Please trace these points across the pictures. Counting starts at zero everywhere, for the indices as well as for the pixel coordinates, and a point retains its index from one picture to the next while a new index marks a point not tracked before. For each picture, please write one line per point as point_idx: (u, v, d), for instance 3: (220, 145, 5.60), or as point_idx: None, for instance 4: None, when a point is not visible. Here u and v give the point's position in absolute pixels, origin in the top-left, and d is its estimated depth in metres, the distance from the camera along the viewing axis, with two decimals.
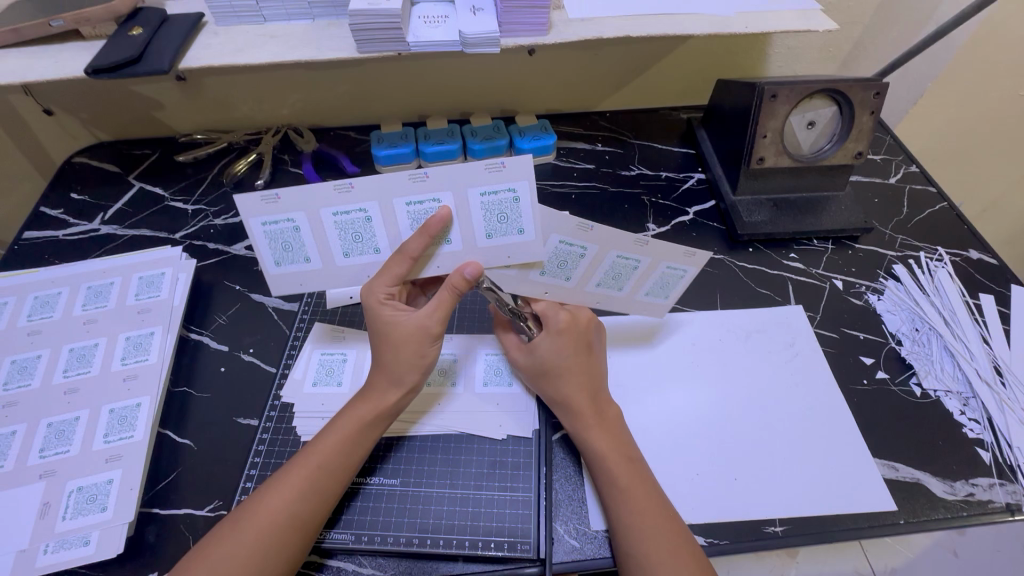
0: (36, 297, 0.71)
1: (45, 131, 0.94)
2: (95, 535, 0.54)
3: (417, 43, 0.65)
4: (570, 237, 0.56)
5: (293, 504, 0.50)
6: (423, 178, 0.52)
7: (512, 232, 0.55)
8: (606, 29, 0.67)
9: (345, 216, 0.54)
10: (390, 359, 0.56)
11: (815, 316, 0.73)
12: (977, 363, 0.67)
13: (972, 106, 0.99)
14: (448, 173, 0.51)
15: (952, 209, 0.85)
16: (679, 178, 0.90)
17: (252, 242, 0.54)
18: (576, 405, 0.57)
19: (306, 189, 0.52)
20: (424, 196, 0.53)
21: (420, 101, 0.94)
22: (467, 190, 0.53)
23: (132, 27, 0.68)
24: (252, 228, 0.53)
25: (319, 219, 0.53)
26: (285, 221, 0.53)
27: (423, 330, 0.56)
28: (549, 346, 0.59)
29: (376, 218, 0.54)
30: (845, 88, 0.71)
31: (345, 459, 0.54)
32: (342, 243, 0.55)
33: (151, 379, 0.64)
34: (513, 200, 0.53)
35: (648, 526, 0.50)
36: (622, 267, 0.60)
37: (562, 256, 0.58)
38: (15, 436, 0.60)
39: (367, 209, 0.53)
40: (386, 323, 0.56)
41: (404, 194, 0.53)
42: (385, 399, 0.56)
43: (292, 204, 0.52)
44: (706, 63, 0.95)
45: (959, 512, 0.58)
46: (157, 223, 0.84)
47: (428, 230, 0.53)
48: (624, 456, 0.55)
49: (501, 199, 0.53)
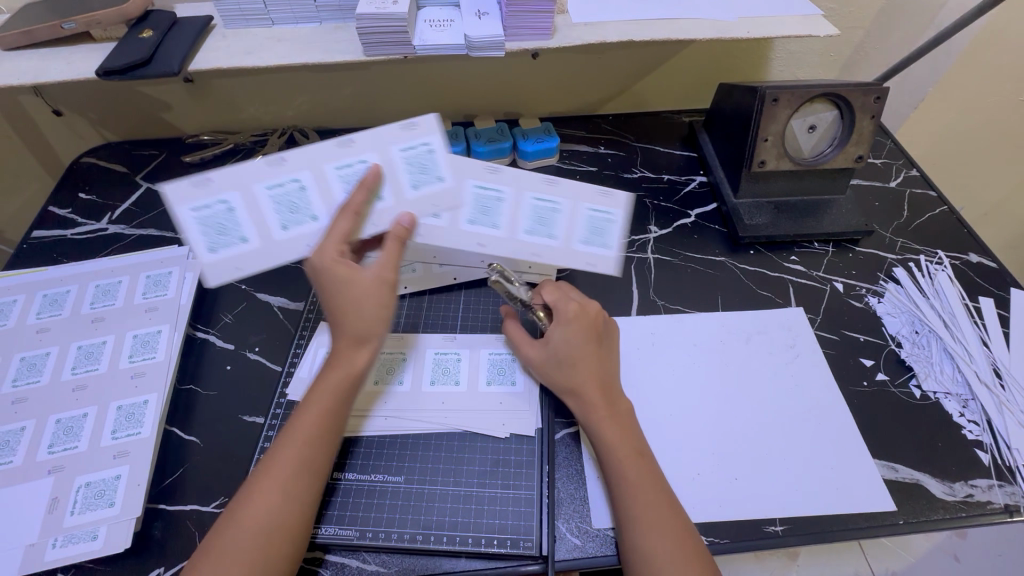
0: (45, 295, 0.72)
1: (54, 131, 0.95)
2: (103, 529, 0.54)
3: (423, 46, 0.66)
4: (484, 181, 0.61)
5: (284, 488, 0.50)
6: (347, 143, 0.58)
7: (432, 180, 0.59)
8: (610, 33, 0.68)
9: (278, 188, 0.57)
10: (348, 319, 0.54)
11: (816, 319, 0.74)
12: (977, 365, 0.68)
13: (973, 111, 1.00)
14: (367, 135, 0.59)
15: (953, 213, 0.85)
16: (681, 181, 0.90)
17: (182, 230, 0.54)
18: (585, 396, 0.58)
19: (235, 169, 0.56)
20: (352, 158, 0.58)
21: (425, 103, 0.95)
22: (387, 148, 0.59)
23: (143, 30, 0.69)
24: (181, 216, 0.54)
25: (251, 194, 0.56)
26: (216, 203, 0.55)
27: (376, 279, 0.55)
28: (560, 336, 0.60)
29: (309, 184, 0.57)
30: (845, 92, 0.72)
31: (327, 434, 0.54)
32: (279, 215, 0.56)
33: (159, 376, 0.65)
34: (428, 151, 0.59)
35: (654, 522, 0.51)
36: (543, 211, 0.62)
37: (482, 202, 0.61)
38: (24, 432, 0.60)
39: (298, 177, 0.57)
40: (342, 279, 0.53)
41: (331, 159, 0.58)
42: (355, 366, 0.56)
43: (220, 185, 0.55)
44: (708, 67, 0.96)
45: (958, 512, 0.58)
46: (164, 223, 0.85)
47: (365, 182, 0.56)
48: (633, 451, 0.55)
49: (417, 151, 0.59)
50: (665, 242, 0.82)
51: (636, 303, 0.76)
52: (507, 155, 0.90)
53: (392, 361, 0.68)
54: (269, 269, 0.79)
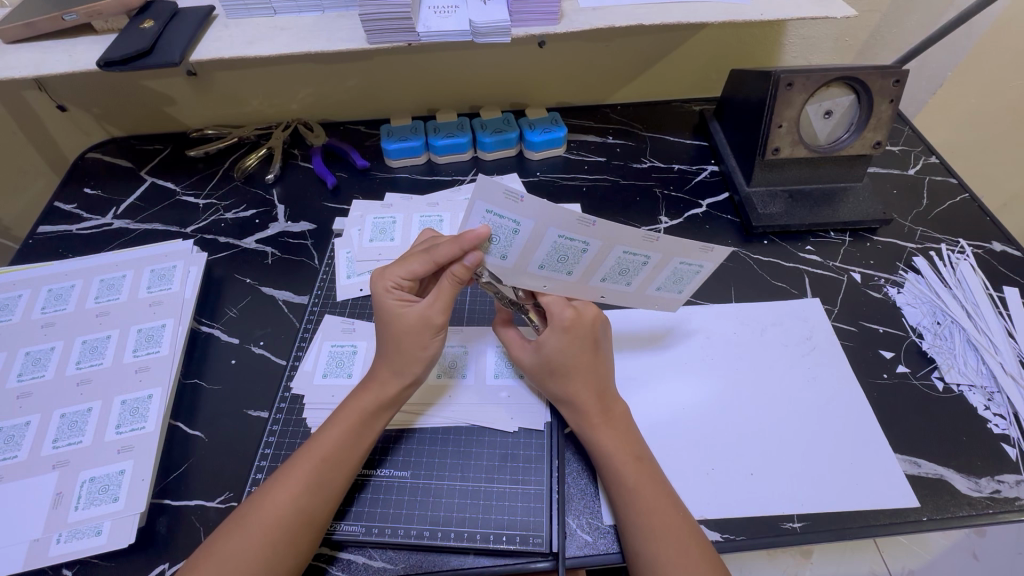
0: (50, 289, 0.72)
1: (59, 127, 0.95)
2: (107, 525, 0.54)
3: (427, 33, 0.65)
4: (692, 258, 0.57)
5: (300, 499, 0.49)
6: (651, 239, 0.55)
7: (622, 283, 0.60)
8: (618, 17, 0.66)
9: (567, 240, 0.54)
10: (395, 350, 0.56)
11: (832, 310, 0.72)
12: (1003, 357, 0.65)
13: (994, 95, 0.96)
14: (672, 243, 0.56)
15: (975, 201, 0.82)
16: (692, 170, 0.88)
17: (466, 221, 0.52)
18: (581, 404, 0.56)
19: (552, 207, 0.50)
20: (641, 251, 0.56)
21: (429, 94, 0.94)
22: (674, 258, 0.57)
23: (143, 20, 0.68)
24: (475, 210, 0.51)
25: (542, 233, 0.52)
26: (510, 220, 0.51)
27: (425, 321, 0.55)
28: (551, 344, 0.57)
29: (591, 252, 0.55)
30: (863, 75, 0.70)
31: (349, 454, 0.53)
32: (545, 257, 0.55)
33: (163, 371, 0.64)
34: (696, 273, 0.59)
35: (657, 524, 0.49)
36: (683, 273, 0.59)
37: (679, 275, 0.59)
38: (28, 427, 0.60)
39: (589, 243, 0.54)
40: (392, 312, 0.56)
41: (626, 244, 0.55)
42: (388, 389, 0.55)
43: (527, 211, 0.51)
44: (719, 53, 0.93)
45: (984, 509, 0.56)
46: (168, 217, 0.84)
47: (461, 241, 0.52)
48: (630, 455, 0.53)
49: (690, 271, 0.59)
50: (675, 233, 0.80)
51: None
52: (513, 146, 0.88)
53: (453, 355, 0.66)
54: (274, 263, 0.78)
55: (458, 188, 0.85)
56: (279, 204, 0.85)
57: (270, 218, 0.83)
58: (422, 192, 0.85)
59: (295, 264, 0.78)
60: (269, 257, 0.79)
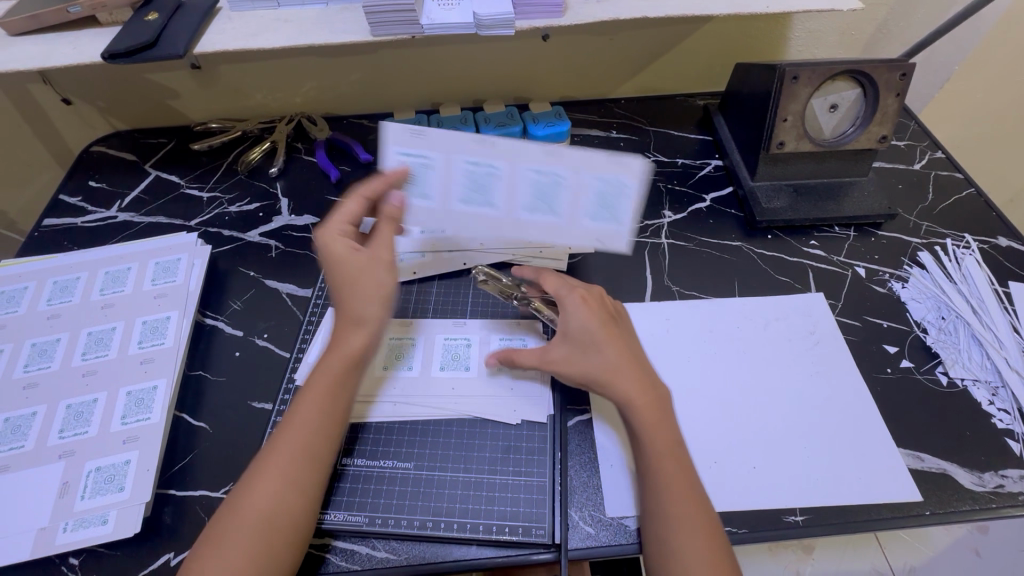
0: (56, 281, 0.72)
1: (64, 120, 0.95)
2: (112, 514, 0.54)
3: (431, 25, 0.64)
4: (606, 173, 0.58)
5: (284, 478, 0.49)
6: (554, 153, 0.58)
7: (549, 213, 0.61)
8: (622, 10, 0.66)
9: (475, 166, 0.59)
10: (347, 294, 0.57)
11: (836, 304, 0.72)
12: (1007, 353, 0.65)
13: (1001, 90, 0.96)
14: (575, 151, 0.57)
15: (981, 196, 0.82)
16: (696, 165, 0.88)
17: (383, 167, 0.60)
18: (623, 387, 0.55)
19: (453, 135, 0.58)
20: (548, 168, 0.58)
21: (433, 88, 0.94)
22: (586, 173, 0.58)
23: (147, 12, 0.68)
24: (389, 153, 0.60)
25: (451, 162, 0.60)
26: (421, 157, 0.59)
27: (373, 258, 0.59)
28: (575, 317, 0.58)
29: (500, 176, 0.59)
30: (869, 68, 0.69)
31: (326, 422, 0.53)
32: (462, 189, 0.60)
33: (167, 362, 0.64)
34: (620, 192, 0.59)
35: (687, 519, 0.49)
36: (607, 193, 0.59)
37: (605, 197, 0.59)
38: (35, 417, 0.60)
39: (496, 166, 0.59)
40: (338, 255, 0.58)
41: (533, 162, 0.58)
42: (354, 347, 0.56)
43: (433, 144, 0.59)
44: (724, 47, 0.93)
45: (988, 503, 0.56)
46: (173, 211, 0.84)
47: (388, 178, 0.60)
48: (671, 448, 0.53)
49: (609, 188, 0.59)
50: (678, 227, 0.80)
51: (649, 289, 0.74)
52: (517, 139, 0.88)
53: (456, 347, 0.66)
54: (277, 256, 0.78)
55: None
56: (283, 197, 0.85)
57: (274, 211, 0.83)
58: None
59: (299, 257, 0.78)
60: (273, 250, 0.79)
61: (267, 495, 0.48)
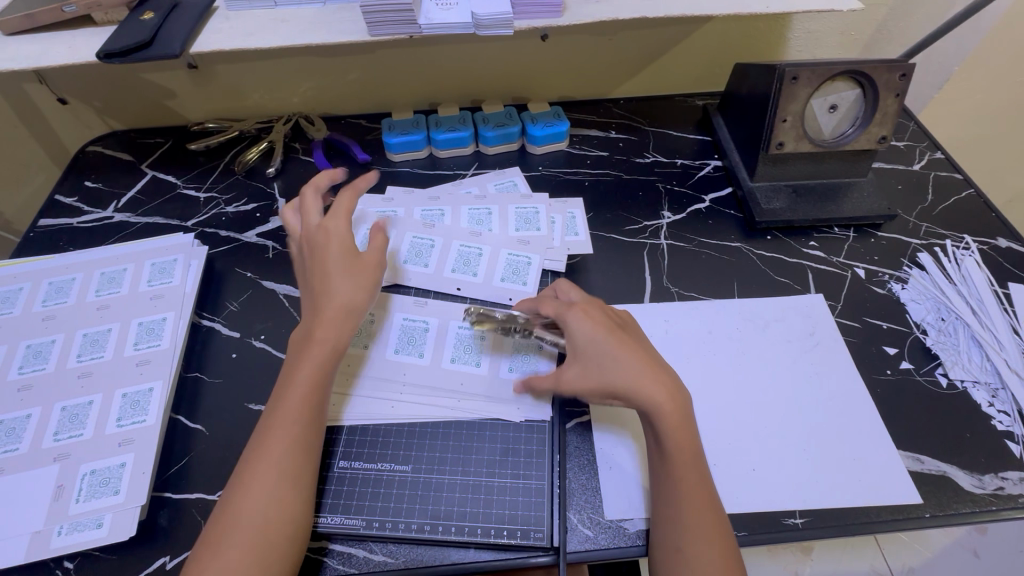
0: (51, 282, 0.72)
1: (60, 119, 0.94)
2: (107, 517, 0.54)
3: (428, 25, 0.64)
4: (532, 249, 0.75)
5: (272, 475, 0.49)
6: (526, 243, 0.75)
7: (519, 283, 0.71)
8: (622, 10, 0.65)
9: (467, 248, 0.74)
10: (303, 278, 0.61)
11: (836, 305, 0.71)
12: (1007, 354, 0.65)
13: (1000, 90, 0.96)
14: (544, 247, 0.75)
15: (980, 197, 0.82)
16: (695, 165, 0.88)
17: (398, 244, 0.74)
18: (648, 397, 0.52)
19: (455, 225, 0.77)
20: (523, 253, 0.74)
21: (431, 88, 0.93)
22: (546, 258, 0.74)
23: (143, 12, 0.67)
24: (405, 237, 0.75)
25: (449, 245, 0.75)
26: (428, 240, 0.75)
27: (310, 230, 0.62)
28: (579, 331, 0.56)
29: (485, 256, 0.74)
30: (869, 69, 0.69)
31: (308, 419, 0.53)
32: (454, 262, 0.73)
33: (163, 364, 0.64)
34: (528, 263, 0.73)
35: (703, 521, 0.49)
36: (516, 264, 0.73)
37: (517, 266, 0.73)
38: (29, 420, 0.60)
39: (483, 249, 0.74)
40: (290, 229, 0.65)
41: (509, 248, 0.74)
42: (340, 341, 0.56)
43: (438, 232, 0.76)
44: (723, 47, 0.92)
45: (987, 506, 0.56)
46: (169, 211, 0.84)
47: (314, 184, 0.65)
48: (693, 453, 0.52)
49: (520, 261, 0.73)
50: (677, 227, 0.80)
51: (649, 290, 0.73)
52: (515, 139, 0.88)
53: (468, 341, 0.66)
54: (274, 257, 0.78)
55: (459, 182, 0.84)
56: (280, 197, 0.84)
57: (272, 212, 0.83)
58: (423, 186, 0.85)
59: None
60: (270, 251, 0.78)
61: (263, 494, 0.48)
